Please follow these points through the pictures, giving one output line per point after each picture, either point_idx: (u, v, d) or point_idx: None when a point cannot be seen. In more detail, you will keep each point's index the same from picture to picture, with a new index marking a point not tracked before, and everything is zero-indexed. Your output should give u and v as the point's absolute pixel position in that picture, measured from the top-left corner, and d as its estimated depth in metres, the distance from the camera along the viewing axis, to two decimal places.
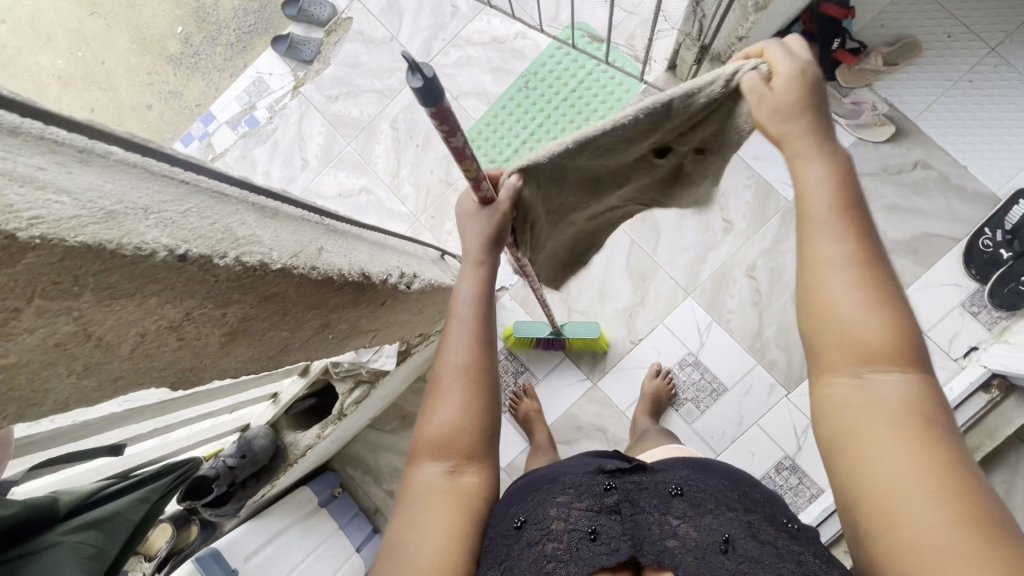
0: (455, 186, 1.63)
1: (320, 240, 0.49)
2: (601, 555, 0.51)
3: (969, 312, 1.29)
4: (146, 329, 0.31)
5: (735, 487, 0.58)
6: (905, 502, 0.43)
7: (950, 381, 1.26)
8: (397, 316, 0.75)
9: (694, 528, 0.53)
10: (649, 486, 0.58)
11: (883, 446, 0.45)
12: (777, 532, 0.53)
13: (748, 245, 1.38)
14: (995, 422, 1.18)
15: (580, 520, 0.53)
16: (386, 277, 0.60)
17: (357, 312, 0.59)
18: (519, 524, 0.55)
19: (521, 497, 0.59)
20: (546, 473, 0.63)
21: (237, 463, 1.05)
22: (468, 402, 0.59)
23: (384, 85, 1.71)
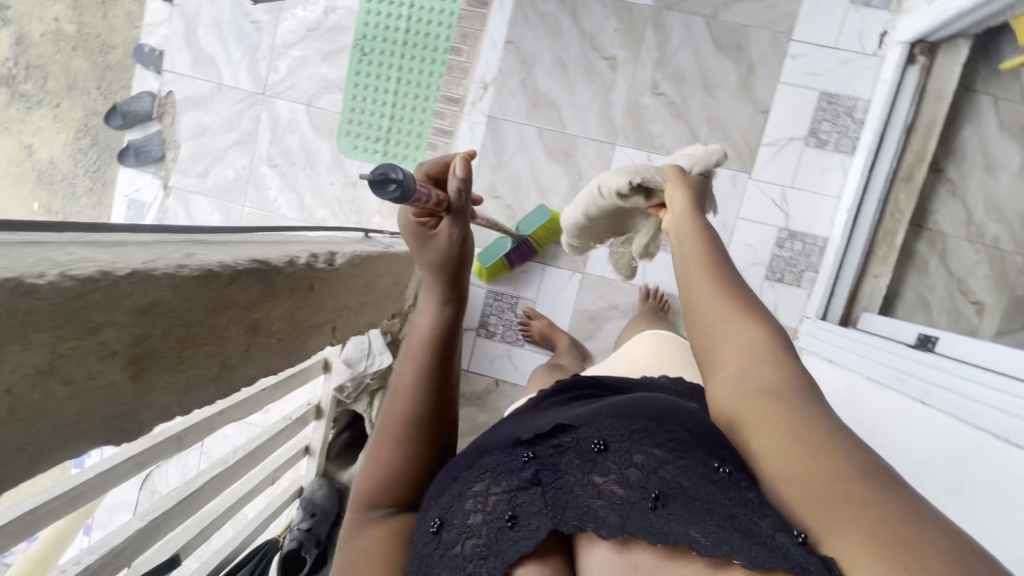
0: (360, 182, 1.59)
1: (188, 249, 0.46)
2: (520, 542, 0.45)
3: (862, 5, 1.27)
4: (12, 385, 0.32)
5: (663, 421, 0.47)
6: (784, 456, 0.39)
7: (880, 75, 1.27)
8: (344, 301, 0.73)
9: (620, 484, 0.45)
10: (571, 448, 0.49)
11: (765, 420, 0.42)
12: (705, 480, 0.41)
13: (640, 67, 1.34)
14: (938, 82, 1.19)
15: (499, 506, 0.48)
16: (293, 260, 0.58)
17: (287, 305, 0.57)
18: (435, 528, 0.51)
19: (439, 494, 0.55)
20: (479, 450, 0.56)
21: (311, 522, 1.05)
22: (406, 443, 0.63)
23: (239, 132, 1.64)
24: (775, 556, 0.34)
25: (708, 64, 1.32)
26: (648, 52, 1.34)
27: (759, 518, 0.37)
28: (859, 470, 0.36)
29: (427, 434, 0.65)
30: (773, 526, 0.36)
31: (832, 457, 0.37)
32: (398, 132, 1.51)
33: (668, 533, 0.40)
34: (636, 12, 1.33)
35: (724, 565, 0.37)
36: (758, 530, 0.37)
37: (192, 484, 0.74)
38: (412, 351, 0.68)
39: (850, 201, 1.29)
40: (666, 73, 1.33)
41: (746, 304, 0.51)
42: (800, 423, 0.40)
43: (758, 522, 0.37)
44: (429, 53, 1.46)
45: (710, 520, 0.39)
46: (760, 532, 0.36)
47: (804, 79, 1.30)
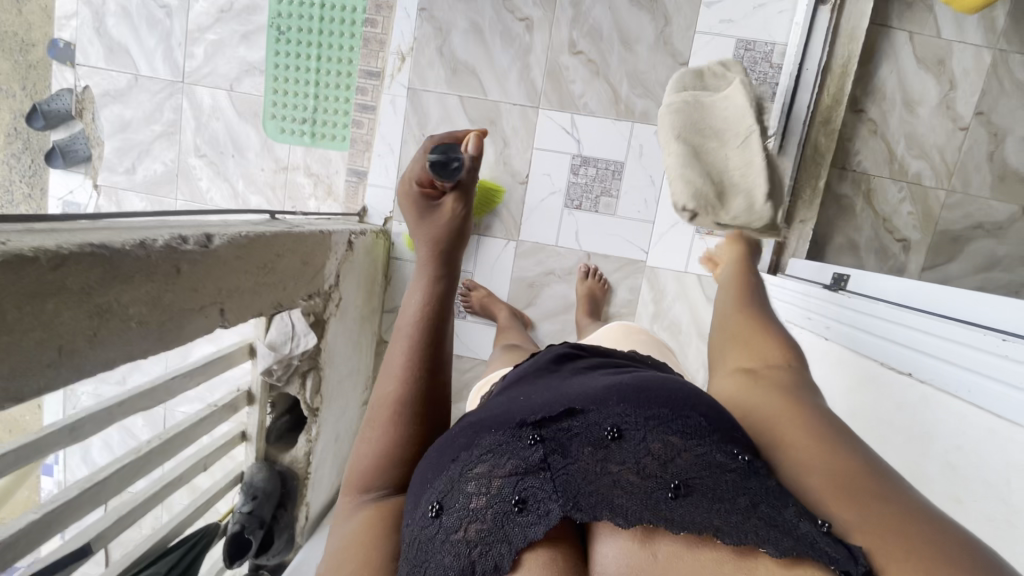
0: (291, 166, 1.56)
1: (3, 235, 0.45)
2: (530, 528, 0.40)
3: None
4: None
5: (678, 408, 0.44)
6: (807, 452, 0.43)
7: (794, 18, 1.25)
8: (230, 281, 0.73)
9: (637, 472, 0.41)
10: (580, 433, 0.44)
11: (791, 425, 0.46)
12: (726, 477, 0.40)
13: (556, 26, 1.32)
14: (851, 22, 1.19)
15: (505, 490, 0.42)
16: (149, 241, 0.57)
17: (143, 290, 0.57)
18: (435, 510, 0.44)
19: (434, 475, 0.47)
20: (483, 421, 0.49)
21: (252, 505, 1.07)
22: (391, 428, 0.56)
23: (163, 124, 1.60)
24: (800, 542, 0.35)
25: (623, 19, 1.30)
26: (563, 10, 1.31)
27: (780, 509, 0.38)
28: (869, 472, 0.40)
29: (418, 416, 0.57)
30: (797, 514, 0.37)
31: (850, 459, 0.41)
32: (324, 112, 1.49)
33: (699, 526, 0.38)
34: None
35: (751, 554, 0.36)
36: (785, 520, 0.37)
37: (95, 477, 0.74)
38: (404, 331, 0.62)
39: (770, 147, 1.29)
40: (583, 31, 1.31)
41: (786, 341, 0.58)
42: (822, 428, 0.44)
43: (780, 510, 0.37)
44: (347, 27, 1.42)
45: (736, 513, 0.38)
46: (789, 521, 0.37)
47: (719, 28, 1.28)
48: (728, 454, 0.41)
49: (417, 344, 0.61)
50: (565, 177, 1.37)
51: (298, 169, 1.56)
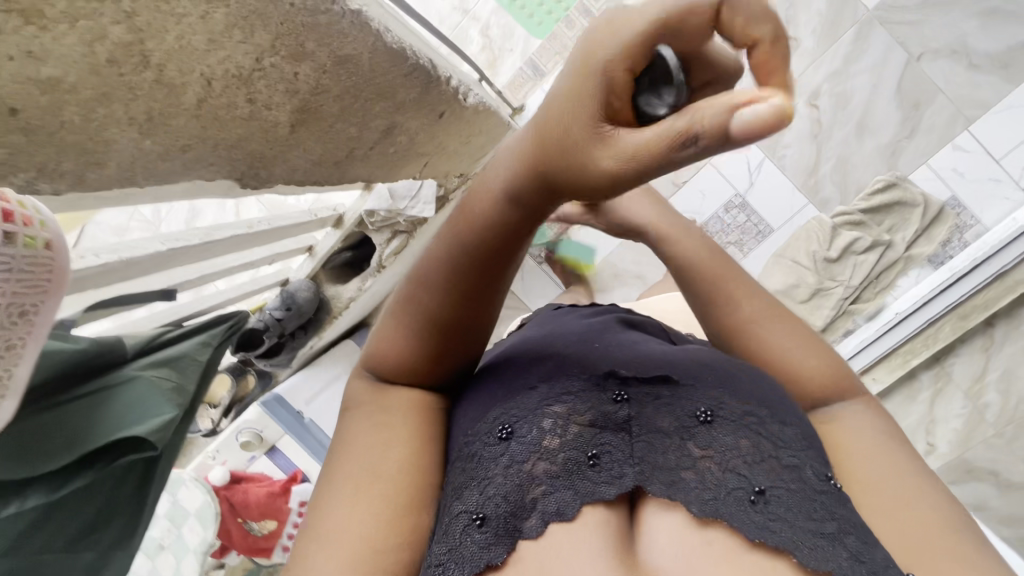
0: (472, 13, 1.40)
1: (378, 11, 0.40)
2: (600, 484, 0.37)
3: None
4: (210, 73, 0.30)
5: (776, 415, 0.43)
6: (892, 505, 0.41)
7: (1015, 212, 1.18)
8: (450, 141, 0.66)
9: (720, 463, 0.39)
10: (669, 402, 0.42)
11: (891, 474, 0.43)
12: (820, 512, 0.37)
13: (815, 67, 1.21)
14: None
15: (580, 438, 0.39)
16: (449, 77, 0.51)
17: (418, 121, 0.50)
18: (504, 434, 0.40)
19: (504, 396, 0.43)
20: (563, 358, 0.46)
21: (283, 315, 1.03)
22: (417, 331, 0.43)
23: None
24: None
25: (875, 104, 1.21)
26: (833, 56, 1.20)
27: (869, 550, 0.36)
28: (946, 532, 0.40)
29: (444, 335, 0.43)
30: (888, 560, 0.36)
31: (926, 511, 0.41)
32: None
33: (774, 533, 0.35)
34: (850, 8, 1.17)
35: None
36: (875, 562, 0.35)
37: (215, 237, 0.68)
38: (465, 221, 0.40)
39: (902, 306, 1.24)
40: (833, 89, 1.21)
41: (812, 344, 0.52)
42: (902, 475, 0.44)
43: (874, 552, 0.36)
44: None
45: (816, 537, 0.36)
46: (876, 565, 0.35)
47: (947, 174, 1.21)
48: (818, 476, 0.40)
49: (466, 271, 0.40)
50: (716, 205, 1.30)
51: (476, 22, 1.40)
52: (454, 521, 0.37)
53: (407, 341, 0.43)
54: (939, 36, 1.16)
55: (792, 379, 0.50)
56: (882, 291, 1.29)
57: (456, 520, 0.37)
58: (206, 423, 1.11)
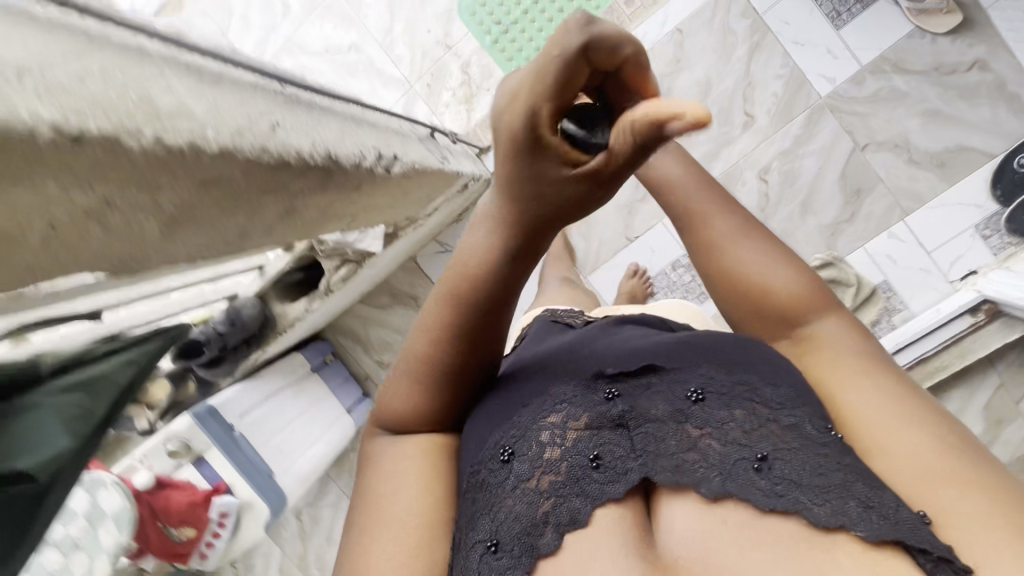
0: (454, 50, 1.47)
1: (273, 113, 0.45)
2: (605, 483, 0.47)
3: (979, 235, 1.23)
4: (56, 218, 0.28)
5: (765, 378, 0.51)
6: (892, 427, 0.48)
7: (939, 302, 1.26)
8: (380, 201, 0.71)
9: (716, 439, 0.47)
10: (661, 389, 0.52)
11: (883, 401, 0.49)
12: (826, 462, 0.45)
13: (766, 144, 1.27)
14: (972, 343, 1.23)
15: (581, 445, 0.49)
16: (359, 159, 0.56)
17: (330, 199, 0.54)
18: (506, 457, 0.50)
19: (501, 419, 0.53)
20: (556, 370, 0.56)
21: (226, 330, 1.06)
22: (421, 387, 0.53)
23: None
24: (898, 527, 0.40)
25: (820, 187, 1.27)
26: (784, 136, 1.26)
27: (877, 494, 0.43)
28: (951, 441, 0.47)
29: (445, 382, 0.53)
30: (896, 500, 0.43)
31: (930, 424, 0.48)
32: (519, 31, 1.43)
33: (781, 496, 0.43)
34: (803, 94, 1.24)
35: (838, 531, 0.41)
36: (882, 505, 0.42)
37: None
38: (447, 294, 0.50)
39: None
40: (782, 166, 1.28)
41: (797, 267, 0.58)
42: (903, 405, 0.49)
43: (882, 493, 0.43)
44: None
45: (822, 490, 0.43)
46: (885, 506, 0.42)
47: (881, 259, 1.28)
48: (818, 427, 0.48)
49: (466, 310, 0.50)
50: (664, 262, 1.36)
51: (457, 58, 1.47)
52: (474, 551, 0.47)
53: (413, 393, 0.54)
54: (883, 130, 1.23)
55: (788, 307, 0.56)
56: None
57: (476, 549, 0.47)
58: (143, 421, 1.13)
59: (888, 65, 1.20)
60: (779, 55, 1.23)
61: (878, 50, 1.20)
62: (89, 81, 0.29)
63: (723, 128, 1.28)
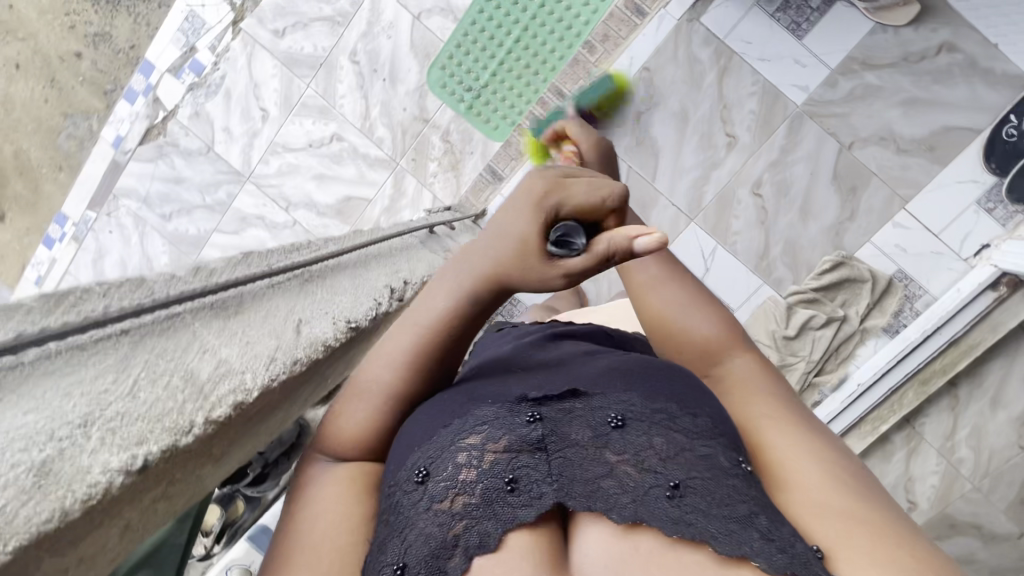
0: (433, 122, 1.50)
1: (298, 311, 0.53)
2: (519, 506, 0.44)
3: (983, 209, 1.22)
4: (129, 518, 0.34)
5: (686, 407, 0.49)
6: (799, 467, 0.49)
7: (958, 282, 1.25)
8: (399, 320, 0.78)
9: (634, 465, 0.46)
10: (583, 415, 0.50)
11: (795, 448, 0.50)
12: (728, 484, 0.45)
13: (753, 160, 1.28)
14: (1001, 316, 1.20)
15: (498, 467, 0.46)
16: (375, 308, 0.63)
17: (352, 352, 0.63)
18: (420, 478, 0.47)
19: (421, 440, 0.50)
20: (476, 391, 0.53)
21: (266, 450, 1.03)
22: (380, 409, 0.55)
23: (334, 10, 1.49)
24: (795, 562, 0.40)
25: (814, 191, 1.28)
26: (769, 149, 1.27)
27: (777, 527, 0.42)
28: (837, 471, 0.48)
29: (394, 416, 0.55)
30: (793, 534, 0.42)
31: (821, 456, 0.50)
32: (492, 93, 1.45)
33: (690, 525, 0.42)
34: (779, 106, 1.25)
35: (736, 563, 0.40)
36: (782, 538, 0.41)
37: None
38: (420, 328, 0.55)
39: (863, 377, 1.28)
40: (773, 178, 1.28)
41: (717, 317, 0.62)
42: (811, 450, 0.50)
43: (779, 526, 0.42)
44: (551, 37, 1.36)
45: (729, 521, 0.42)
46: (784, 540, 0.41)
47: (891, 250, 1.27)
48: (731, 460, 0.47)
49: (432, 342, 0.55)
50: None
51: (437, 129, 1.50)
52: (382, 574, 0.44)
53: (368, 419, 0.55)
54: (866, 125, 1.23)
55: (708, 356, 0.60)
56: (844, 362, 1.32)
57: (383, 574, 0.44)
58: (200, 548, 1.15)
59: (857, 63, 1.21)
60: (748, 74, 1.25)
61: (844, 52, 1.21)
62: (144, 390, 0.36)
63: (708, 151, 1.29)
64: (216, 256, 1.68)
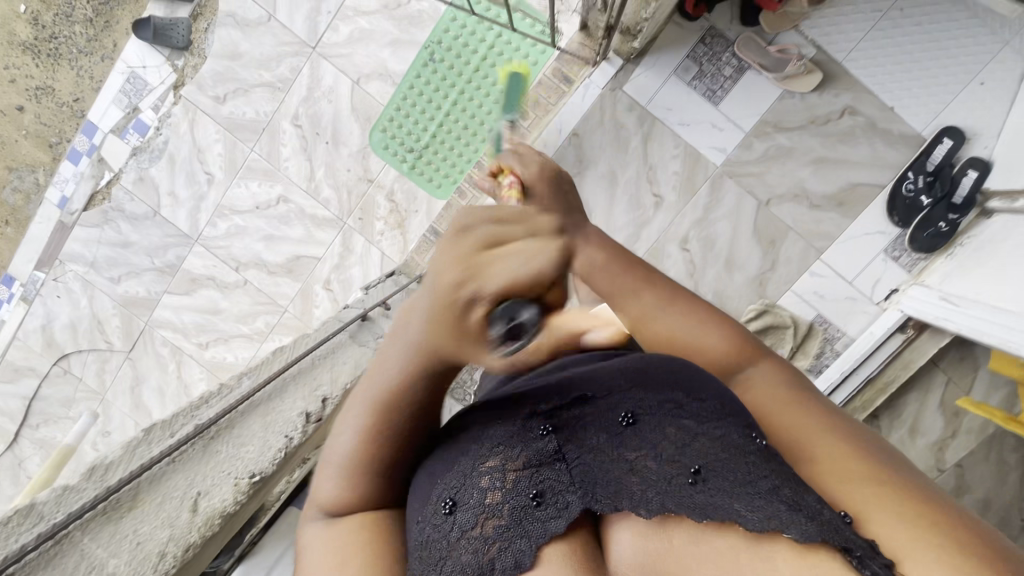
0: (377, 182, 1.53)
1: (195, 483, 0.69)
2: (550, 521, 0.45)
3: (890, 257, 1.32)
4: None
5: (690, 391, 0.50)
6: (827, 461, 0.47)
7: (871, 325, 1.33)
8: (335, 411, 0.92)
9: (655, 459, 0.46)
10: (596, 420, 0.51)
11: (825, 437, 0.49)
12: (746, 463, 0.44)
13: (680, 218, 1.35)
14: (912, 355, 1.27)
15: (520, 483, 0.47)
16: (284, 445, 0.76)
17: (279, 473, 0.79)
18: (449, 507, 0.48)
19: (440, 472, 0.51)
20: (490, 411, 0.54)
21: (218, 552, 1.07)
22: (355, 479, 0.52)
23: (274, 76, 1.52)
24: (825, 529, 0.39)
25: (738, 244, 1.35)
26: (694, 207, 1.35)
27: (800, 495, 0.42)
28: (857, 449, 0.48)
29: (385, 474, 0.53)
30: (819, 502, 0.42)
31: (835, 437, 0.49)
32: (433, 153, 1.49)
33: (713, 507, 0.42)
34: (701, 167, 1.33)
35: (770, 538, 0.39)
36: (806, 505, 0.41)
37: None
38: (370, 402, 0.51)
39: None
40: (699, 234, 1.36)
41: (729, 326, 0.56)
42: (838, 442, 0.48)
43: (803, 495, 0.42)
44: (485, 101, 1.44)
45: (756, 497, 0.42)
46: (811, 508, 0.41)
47: (810, 296, 1.36)
48: (745, 437, 0.47)
49: (391, 412, 0.51)
50: None
51: (381, 189, 1.53)
52: None
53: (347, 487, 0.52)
54: (780, 184, 1.32)
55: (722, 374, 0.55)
56: None
57: None
58: None
59: (769, 127, 1.29)
60: (670, 138, 1.32)
61: (757, 116, 1.29)
62: None
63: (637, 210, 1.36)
64: (168, 316, 1.68)
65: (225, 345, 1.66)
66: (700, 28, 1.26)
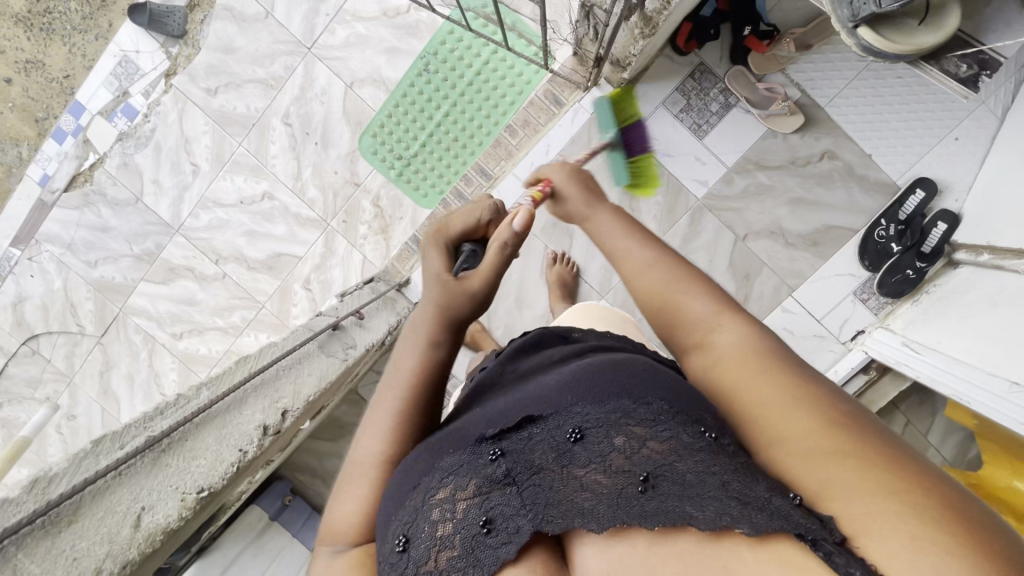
0: (364, 186, 1.54)
1: (141, 498, 0.71)
2: (498, 548, 0.42)
3: (858, 299, 1.35)
4: None
5: (637, 397, 0.45)
6: (779, 423, 0.43)
7: (835, 363, 1.36)
8: (287, 431, 0.96)
9: (604, 472, 0.43)
10: (543, 438, 0.46)
11: (783, 399, 0.43)
12: (697, 471, 0.40)
13: None
14: (874, 395, 1.31)
15: (469, 512, 0.44)
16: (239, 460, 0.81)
17: (225, 488, 0.81)
18: (402, 545, 0.45)
19: (397, 506, 0.48)
20: (441, 444, 0.50)
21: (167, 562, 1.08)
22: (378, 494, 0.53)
23: (267, 73, 1.52)
24: (771, 519, 0.36)
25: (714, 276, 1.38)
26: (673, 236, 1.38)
27: (750, 488, 0.39)
28: (839, 423, 0.41)
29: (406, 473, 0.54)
30: (767, 491, 0.38)
31: (815, 411, 0.42)
32: (422, 163, 1.50)
33: (667, 513, 0.39)
34: (681, 199, 1.36)
35: (722, 536, 0.37)
36: (754, 497, 0.38)
37: None
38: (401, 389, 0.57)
39: None
40: None
41: (715, 291, 0.53)
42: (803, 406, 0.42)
43: (753, 487, 0.39)
44: (476, 114, 1.44)
45: (706, 496, 0.39)
46: (758, 499, 0.38)
47: (779, 332, 1.39)
48: (693, 433, 0.42)
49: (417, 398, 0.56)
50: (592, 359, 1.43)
51: (367, 194, 1.54)
52: None
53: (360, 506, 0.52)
54: (758, 221, 1.35)
55: (693, 337, 0.52)
56: None
57: None
58: None
59: (750, 164, 1.33)
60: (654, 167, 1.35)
61: (739, 153, 1.33)
62: None
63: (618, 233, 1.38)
64: (144, 304, 1.66)
65: (199, 337, 1.65)
66: (689, 64, 1.30)
